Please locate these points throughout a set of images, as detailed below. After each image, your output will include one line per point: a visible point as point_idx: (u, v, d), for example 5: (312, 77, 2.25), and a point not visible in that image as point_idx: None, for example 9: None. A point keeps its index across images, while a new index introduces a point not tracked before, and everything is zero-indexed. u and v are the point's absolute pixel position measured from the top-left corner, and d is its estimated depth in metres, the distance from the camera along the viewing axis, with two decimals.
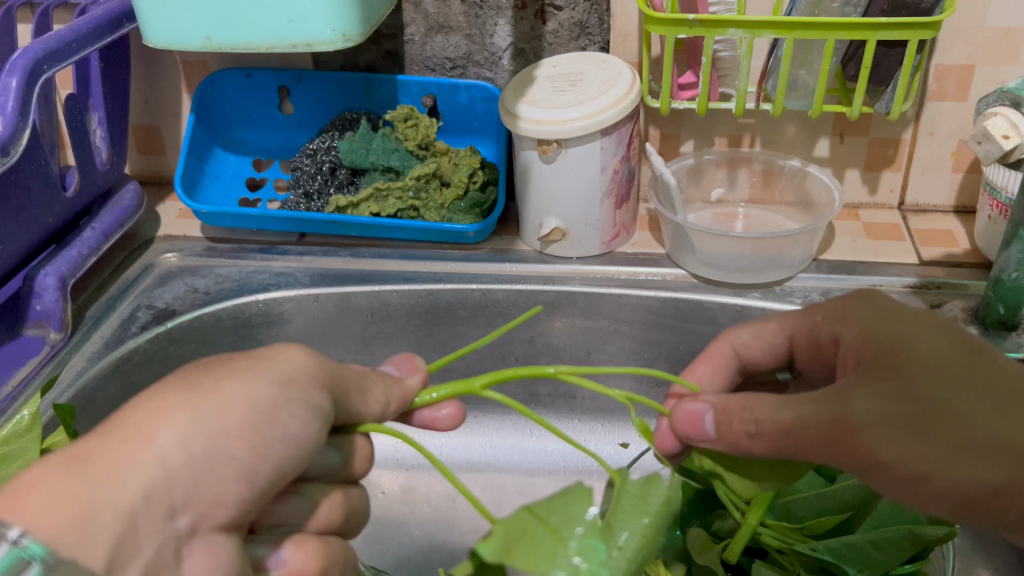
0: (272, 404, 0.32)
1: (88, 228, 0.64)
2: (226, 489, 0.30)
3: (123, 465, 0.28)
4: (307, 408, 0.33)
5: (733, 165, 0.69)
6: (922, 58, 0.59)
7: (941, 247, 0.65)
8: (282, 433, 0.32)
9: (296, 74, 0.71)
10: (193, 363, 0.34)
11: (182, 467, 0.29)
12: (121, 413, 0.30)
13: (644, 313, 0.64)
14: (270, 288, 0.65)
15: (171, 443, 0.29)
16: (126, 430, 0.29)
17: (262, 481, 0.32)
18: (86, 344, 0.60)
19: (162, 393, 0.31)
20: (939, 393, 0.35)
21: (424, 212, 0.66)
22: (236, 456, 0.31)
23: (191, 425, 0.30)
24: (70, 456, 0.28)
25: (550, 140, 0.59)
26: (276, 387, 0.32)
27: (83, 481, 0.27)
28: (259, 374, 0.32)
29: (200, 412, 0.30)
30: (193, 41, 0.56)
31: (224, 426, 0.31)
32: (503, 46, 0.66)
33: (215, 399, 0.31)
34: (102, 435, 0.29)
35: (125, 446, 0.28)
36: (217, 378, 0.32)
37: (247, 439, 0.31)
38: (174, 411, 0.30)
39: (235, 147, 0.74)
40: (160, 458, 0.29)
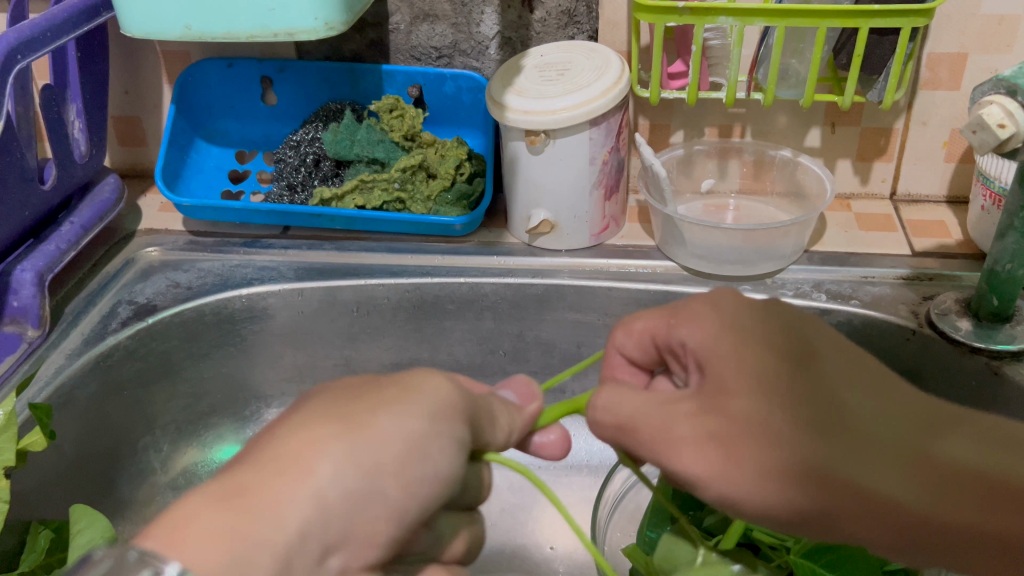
0: (422, 440, 0.30)
1: (66, 222, 0.63)
2: (376, 527, 0.28)
3: (283, 505, 0.26)
4: (453, 443, 0.31)
5: (724, 155, 0.68)
6: (914, 46, 0.58)
7: (934, 238, 0.65)
8: (433, 471, 0.30)
9: (279, 64, 0.69)
10: (336, 388, 0.31)
11: (341, 503, 0.27)
12: (273, 443, 0.28)
13: (634, 306, 0.63)
14: (254, 282, 0.64)
15: (329, 478, 0.27)
16: (282, 462, 0.27)
17: (409, 522, 0.29)
18: (64, 341, 0.59)
19: (316, 423, 0.29)
20: (859, 418, 0.31)
21: (411, 205, 0.65)
22: (387, 496, 0.28)
23: (351, 460, 0.28)
24: (225, 489, 0.26)
25: (537, 130, 0.58)
26: (427, 422, 0.30)
27: (246, 523, 0.25)
28: (408, 408, 0.30)
29: (359, 447, 0.28)
30: (172, 29, 0.55)
31: (379, 463, 0.28)
32: (490, 35, 0.65)
33: (372, 433, 0.29)
34: (266, 466, 0.27)
35: (286, 480, 0.26)
36: (370, 411, 0.29)
37: (399, 478, 0.29)
38: (336, 442, 0.28)
39: (218, 138, 0.73)
40: (320, 493, 0.27)
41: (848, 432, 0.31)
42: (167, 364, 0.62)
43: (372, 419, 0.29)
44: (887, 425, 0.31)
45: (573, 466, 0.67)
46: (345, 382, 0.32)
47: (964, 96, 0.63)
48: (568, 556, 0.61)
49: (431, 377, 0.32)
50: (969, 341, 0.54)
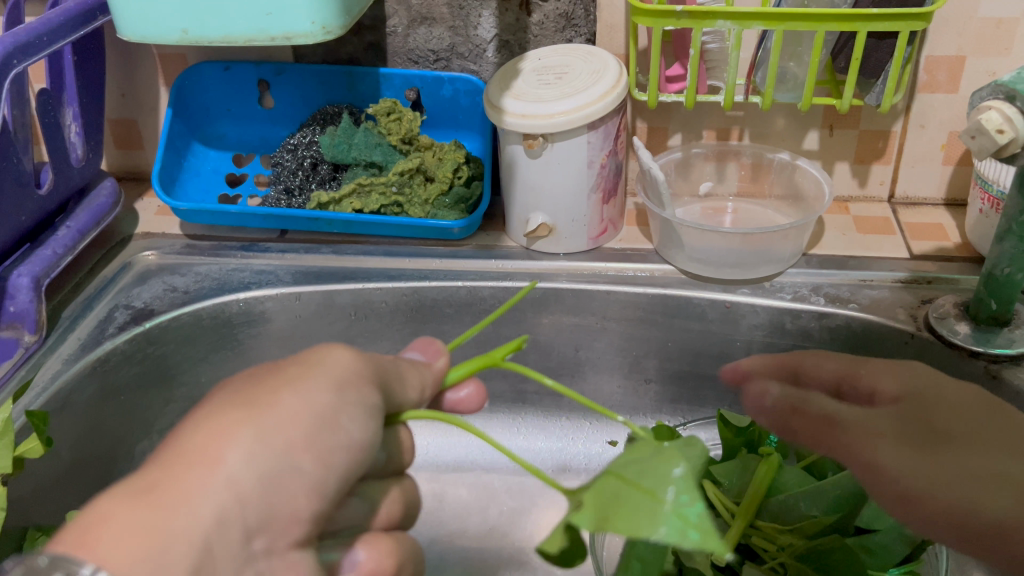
0: (331, 412, 0.30)
1: (62, 227, 0.63)
2: (297, 503, 0.29)
3: (194, 496, 0.26)
4: (364, 411, 0.31)
5: (722, 158, 0.68)
6: (913, 49, 0.58)
7: (932, 241, 0.65)
8: (344, 441, 0.30)
9: (277, 67, 0.69)
10: (239, 376, 0.31)
11: (256, 485, 0.27)
12: (178, 438, 0.28)
13: (632, 309, 0.63)
14: (251, 286, 0.64)
15: (239, 465, 0.27)
16: (190, 454, 0.27)
17: (331, 492, 0.30)
18: (61, 345, 0.59)
19: (221, 411, 0.29)
20: (954, 444, 0.41)
21: (408, 208, 0.65)
22: (304, 471, 0.29)
23: (258, 443, 0.28)
24: (133, 488, 0.26)
25: (536, 134, 0.58)
26: (334, 394, 0.30)
27: (157, 519, 0.25)
28: (315, 383, 0.30)
29: (266, 430, 0.28)
30: (169, 34, 0.55)
31: (289, 442, 0.29)
32: (487, 38, 0.65)
33: (275, 412, 0.29)
34: (173, 460, 0.27)
35: (194, 472, 0.27)
36: (272, 390, 0.30)
37: (312, 452, 0.29)
38: (240, 429, 0.28)
39: (215, 141, 0.72)
40: (230, 480, 0.27)
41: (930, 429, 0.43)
42: (164, 369, 0.62)
43: (277, 399, 0.29)
44: (977, 439, 0.41)
45: (573, 470, 0.67)
46: (245, 370, 0.32)
47: (963, 98, 0.63)
48: None
49: (333, 351, 0.32)
50: (968, 345, 0.54)
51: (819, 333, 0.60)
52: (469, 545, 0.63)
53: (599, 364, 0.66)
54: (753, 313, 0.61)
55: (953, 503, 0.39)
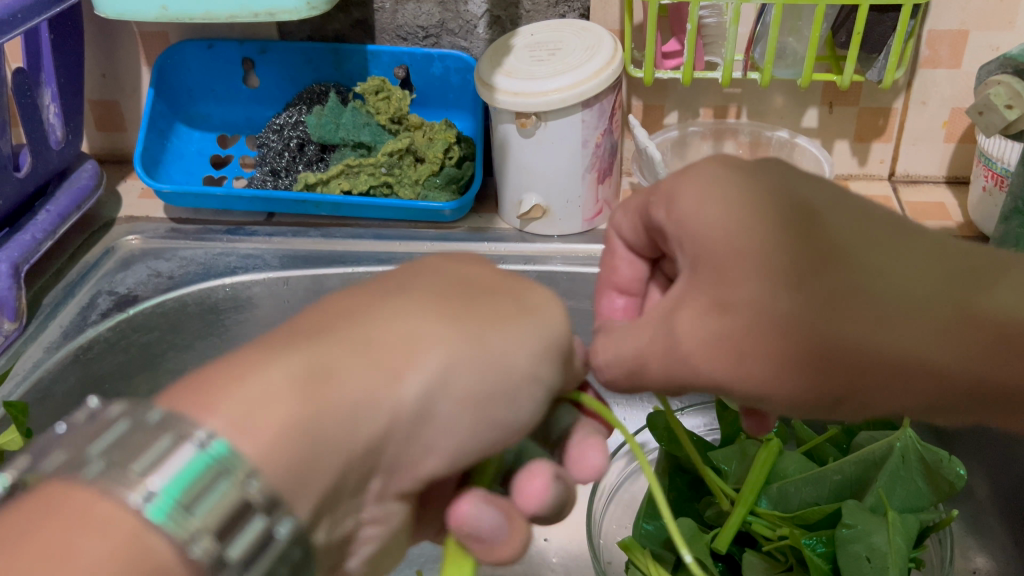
0: (520, 382, 0.27)
1: (42, 211, 0.61)
2: (428, 465, 0.26)
3: (358, 402, 0.25)
4: (547, 390, 0.29)
5: (719, 137, 0.67)
6: (916, 23, 0.56)
7: (933, 220, 0.63)
8: (514, 421, 0.28)
9: (261, 45, 0.67)
10: (453, 282, 0.29)
11: (413, 421, 0.25)
12: (364, 330, 0.26)
13: None
14: (238, 271, 0.63)
15: (414, 396, 0.25)
16: (375, 357, 0.25)
17: (465, 464, 0.27)
18: (42, 333, 0.57)
19: (425, 319, 0.27)
20: (796, 299, 0.27)
21: (399, 189, 0.63)
22: (458, 433, 0.26)
23: (447, 374, 0.26)
24: (309, 368, 0.24)
25: (528, 113, 0.57)
26: (535, 358, 0.28)
27: (308, 418, 0.24)
28: (527, 334, 0.28)
29: (460, 361, 0.26)
30: (148, 10, 0.53)
31: (470, 395, 0.26)
32: (478, 14, 0.63)
33: (482, 349, 0.27)
34: (359, 354, 0.25)
35: (368, 376, 0.25)
36: (485, 323, 0.27)
37: (475, 416, 0.26)
38: (429, 350, 0.26)
39: (199, 122, 0.70)
40: (394, 407, 0.25)
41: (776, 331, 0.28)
42: (149, 355, 0.60)
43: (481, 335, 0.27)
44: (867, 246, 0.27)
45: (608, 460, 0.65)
46: (474, 270, 0.30)
47: (965, 74, 0.61)
48: (563, 547, 0.60)
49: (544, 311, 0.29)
50: None
51: None
52: None
53: None
54: None
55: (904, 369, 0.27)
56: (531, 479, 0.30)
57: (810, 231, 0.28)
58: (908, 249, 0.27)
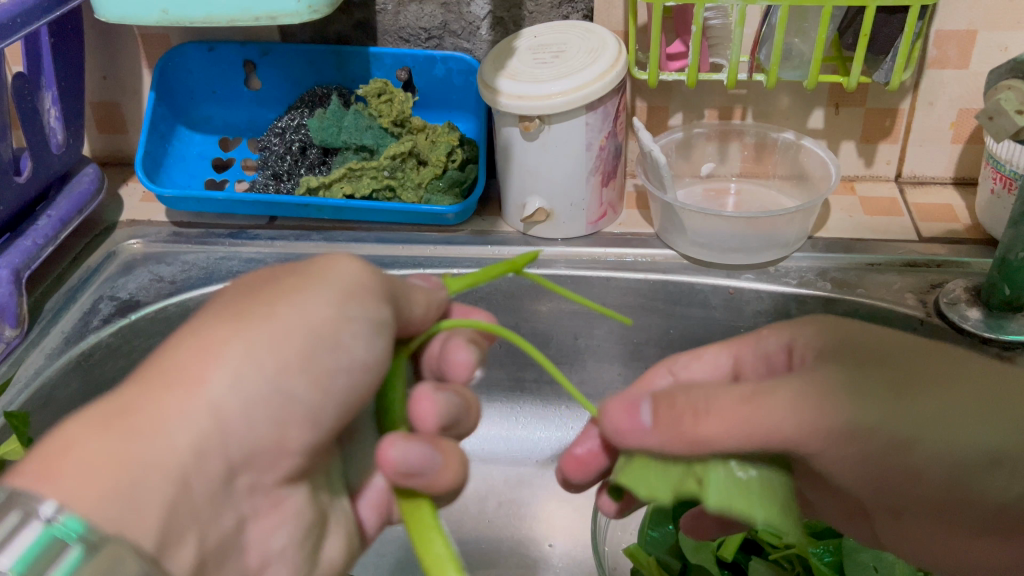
0: (331, 327, 0.30)
1: (43, 216, 0.60)
2: (288, 436, 0.30)
3: (174, 418, 0.27)
4: (367, 326, 0.32)
5: (724, 138, 0.66)
6: (923, 24, 0.56)
7: (940, 223, 0.63)
8: (345, 361, 0.31)
9: (262, 47, 0.66)
10: (235, 282, 0.31)
11: (238, 409, 0.28)
12: (165, 350, 0.28)
13: (633, 296, 0.61)
14: (241, 275, 0.62)
15: (223, 388, 0.28)
16: (169, 374, 0.27)
17: (325, 420, 0.31)
18: (44, 339, 0.57)
19: (209, 325, 0.29)
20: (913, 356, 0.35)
21: (401, 193, 0.63)
22: (296, 397, 0.30)
23: (247, 365, 0.28)
24: (111, 409, 0.26)
25: (532, 116, 0.56)
26: (334, 308, 0.31)
27: (128, 453, 0.26)
28: (316, 294, 0.31)
29: (255, 346, 0.29)
30: (149, 14, 0.53)
31: (283, 362, 0.29)
32: (481, 15, 0.63)
33: (269, 324, 0.29)
34: (161, 382, 0.27)
35: (174, 395, 0.27)
36: (267, 302, 0.30)
37: (304, 376, 0.30)
38: (229, 345, 0.28)
39: (201, 125, 0.70)
40: (213, 403, 0.28)
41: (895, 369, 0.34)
42: (152, 361, 0.60)
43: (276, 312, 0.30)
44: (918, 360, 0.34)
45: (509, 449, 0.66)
46: (246, 270, 0.32)
47: (973, 75, 0.61)
48: (567, 553, 0.60)
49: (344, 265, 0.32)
50: (978, 332, 0.53)
51: None
52: (467, 537, 0.62)
53: (600, 352, 0.64)
54: (757, 299, 0.59)
55: (933, 460, 0.33)
56: (420, 403, 0.36)
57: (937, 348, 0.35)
58: (990, 413, 0.33)
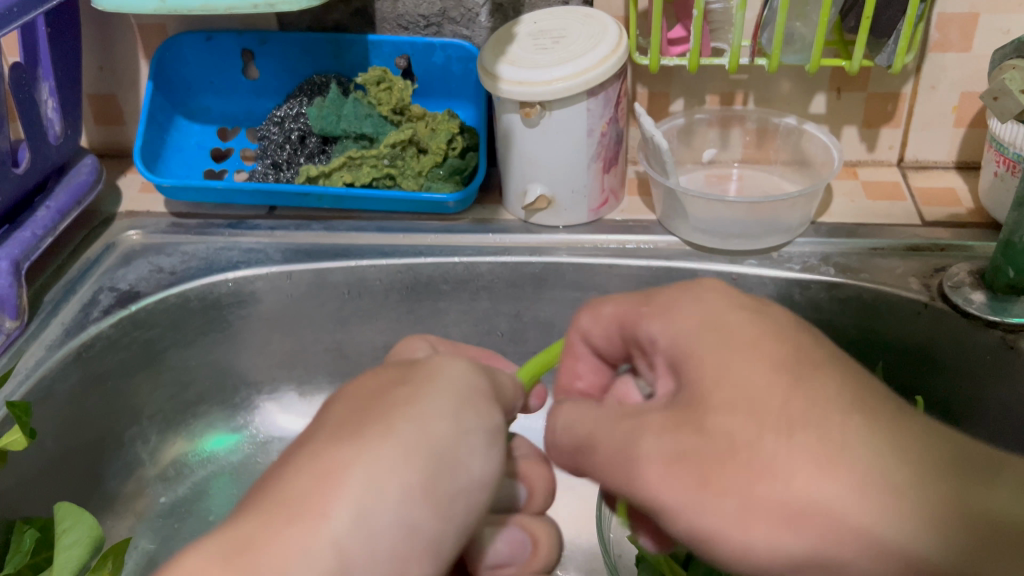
0: (445, 446, 0.31)
1: (41, 207, 0.60)
2: (414, 566, 0.30)
3: (292, 555, 0.27)
4: (483, 439, 0.32)
5: (726, 124, 0.66)
6: (926, 7, 0.55)
7: (944, 207, 0.63)
8: (465, 478, 0.31)
9: (260, 36, 0.66)
10: (347, 400, 0.32)
11: (359, 547, 0.28)
12: (285, 479, 0.29)
13: (635, 283, 0.61)
14: (240, 265, 0.62)
15: (345, 522, 0.28)
16: (293, 509, 0.28)
17: (445, 550, 0.31)
18: (44, 332, 0.56)
19: (332, 449, 0.29)
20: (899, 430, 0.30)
21: (401, 181, 0.63)
22: (422, 528, 0.30)
23: (369, 491, 0.29)
24: (232, 540, 0.27)
25: (532, 102, 0.56)
26: (449, 424, 0.31)
27: (249, 568, 0.26)
28: (428, 410, 0.31)
29: (376, 471, 0.29)
30: (147, 2, 0.52)
31: (406, 486, 0.29)
32: (480, 2, 0.62)
33: (378, 445, 0.29)
34: (313, 483, 0.28)
35: (291, 531, 0.27)
36: (384, 421, 0.30)
37: (430, 508, 0.30)
38: (351, 469, 0.29)
39: (199, 115, 0.69)
40: (334, 541, 0.28)
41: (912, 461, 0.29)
42: (151, 352, 0.60)
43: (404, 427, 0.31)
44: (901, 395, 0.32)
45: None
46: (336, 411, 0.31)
47: (975, 58, 0.60)
48: (571, 540, 0.60)
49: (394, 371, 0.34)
50: (983, 314, 0.53)
51: (830, 304, 0.58)
52: None
53: None
54: (760, 285, 0.59)
55: None
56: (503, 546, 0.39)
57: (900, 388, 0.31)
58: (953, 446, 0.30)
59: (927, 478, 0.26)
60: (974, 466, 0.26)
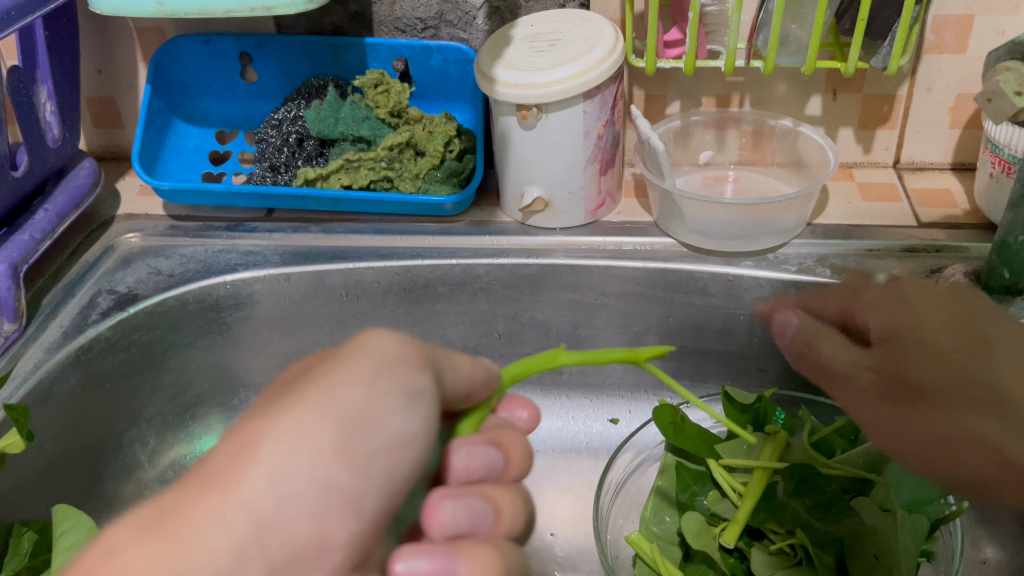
0: (364, 407, 0.28)
1: (40, 210, 0.60)
2: (333, 528, 0.26)
3: (205, 523, 0.24)
4: (404, 400, 0.30)
5: (722, 126, 0.66)
6: (921, 8, 0.55)
7: (939, 208, 0.63)
8: (384, 437, 0.28)
9: (258, 39, 0.66)
10: (273, 389, 0.30)
11: (275, 509, 0.25)
12: (204, 459, 0.27)
13: (632, 284, 0.61)
14: (238, 267, 0.62)
15: (259, 485, 0.25)
16: (209, 478, 0.26)
17: (370, 509, 0.27)
18: (43, 334, 0.57)
19: (249, 424, 0.27)
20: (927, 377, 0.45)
21: (399, 183, 0.63)
22: (338, 484, 0.27)
23: (287, 453, 0.26)
24: (148, 515, 0.25)
25: (529, 104, 0.56)
26: (367, 386, 0.29)
27: (168, 541, 0.24)
28: (347, 376, 0.29)
29: (294, 436, 0.27)
30: (145, 5, 0.53)
31: (318, 446, 0.27)
32: (477, 4, 0.63)
33: (295, 412, 0.27)
34: (224, 453, 0.26)
35: (207, 499, 0.25)
36: (302, 391, 0.28)
37: (348, 463, 0.27)
38: (264, 438, 0.26)
39: (196, 118, 0.69)
40: (249, 505, 0.25)
41: (917, 393, 0.45)
42: (150, 354, 0.60)
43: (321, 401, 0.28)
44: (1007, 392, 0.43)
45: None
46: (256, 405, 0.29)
47: (971, 59, 0.61)
48: (569, 541, 0.60)
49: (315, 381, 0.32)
50: None
51: None
52: None
53: (599, 341, 0.64)
54: (757, 286, 0.59)
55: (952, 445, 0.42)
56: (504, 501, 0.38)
57: (982, 352, 0.45)
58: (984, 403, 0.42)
59: (959, 347, 0.45)
60: (972, 348, 0.45)
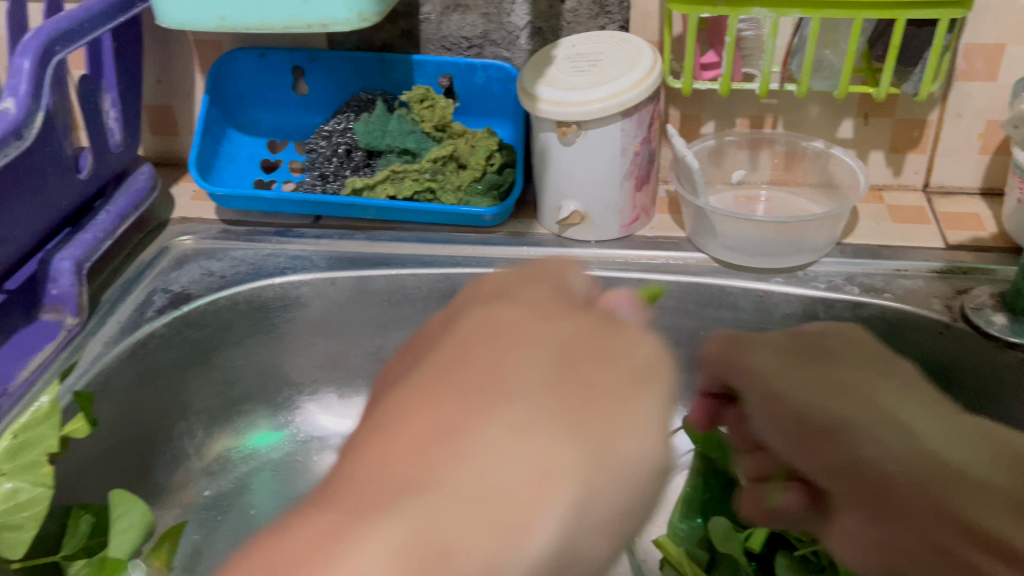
0: (632, 472, 0.30)
1: (102, 211, 0.63)
2: (588, 552, 0.29)
3: (469, 548, 0.26)
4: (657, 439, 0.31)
5: (755, 146, 0.68)
6: (953, 37, 0.57)
7: (968, 231, 0.64)
8: (636, 468, 0.30)
9: (311, 54, 0.69)
10: (503, 372, 0.31)
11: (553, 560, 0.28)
12: (477, 457, 0.28)
13: (664, 297, 0.63)
14: (287, 271, 0.65)
15: (549, 537, 0.27)
16: (501, 518, 0.27)
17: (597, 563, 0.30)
18: (102, 329, 0.60)
19: (536, 430, 0.29)
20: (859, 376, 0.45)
21: (441, 195, 0.66)
22: (586, 553, 0.29)
23: (572, 508, 0.28)
24: (422, 544, 0.26)
25: (569, 122, 0.59)
26: (659, 443, 0.31)
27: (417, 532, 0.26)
28: (645, 435, 0.31)
29: (588, 494, 0.29)
30: (208, 21, 0.56)
31: (576, 494, 0.28)
32: (521, 25, 0.66)
33: (611, 460, 0.30)
34: (446, 450, 0.28)
35: (496, 538, 0.27)
36: (609, 426, 0.30)
37: (604, 540, 0.30)
38: (550, 487, 0.28)
39: (249, 128, 0.72)
40: (537, 556, 0.27)
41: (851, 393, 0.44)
42: (201, 351, 0.63)
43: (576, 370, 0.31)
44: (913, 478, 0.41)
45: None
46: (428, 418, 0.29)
47: (1001, 87, 0.62)
48: None
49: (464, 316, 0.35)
50: (1003, 336, 0.54)
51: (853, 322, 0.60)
52: None
53: None
54: (786, 302, 0.61)
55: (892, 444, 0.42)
56: None
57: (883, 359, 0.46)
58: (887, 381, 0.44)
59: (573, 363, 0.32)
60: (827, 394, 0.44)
